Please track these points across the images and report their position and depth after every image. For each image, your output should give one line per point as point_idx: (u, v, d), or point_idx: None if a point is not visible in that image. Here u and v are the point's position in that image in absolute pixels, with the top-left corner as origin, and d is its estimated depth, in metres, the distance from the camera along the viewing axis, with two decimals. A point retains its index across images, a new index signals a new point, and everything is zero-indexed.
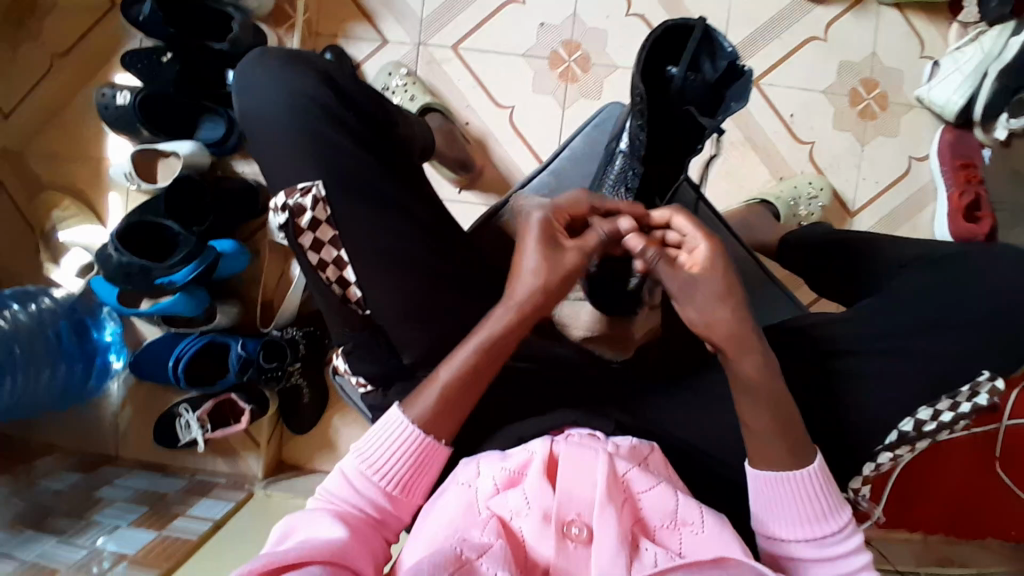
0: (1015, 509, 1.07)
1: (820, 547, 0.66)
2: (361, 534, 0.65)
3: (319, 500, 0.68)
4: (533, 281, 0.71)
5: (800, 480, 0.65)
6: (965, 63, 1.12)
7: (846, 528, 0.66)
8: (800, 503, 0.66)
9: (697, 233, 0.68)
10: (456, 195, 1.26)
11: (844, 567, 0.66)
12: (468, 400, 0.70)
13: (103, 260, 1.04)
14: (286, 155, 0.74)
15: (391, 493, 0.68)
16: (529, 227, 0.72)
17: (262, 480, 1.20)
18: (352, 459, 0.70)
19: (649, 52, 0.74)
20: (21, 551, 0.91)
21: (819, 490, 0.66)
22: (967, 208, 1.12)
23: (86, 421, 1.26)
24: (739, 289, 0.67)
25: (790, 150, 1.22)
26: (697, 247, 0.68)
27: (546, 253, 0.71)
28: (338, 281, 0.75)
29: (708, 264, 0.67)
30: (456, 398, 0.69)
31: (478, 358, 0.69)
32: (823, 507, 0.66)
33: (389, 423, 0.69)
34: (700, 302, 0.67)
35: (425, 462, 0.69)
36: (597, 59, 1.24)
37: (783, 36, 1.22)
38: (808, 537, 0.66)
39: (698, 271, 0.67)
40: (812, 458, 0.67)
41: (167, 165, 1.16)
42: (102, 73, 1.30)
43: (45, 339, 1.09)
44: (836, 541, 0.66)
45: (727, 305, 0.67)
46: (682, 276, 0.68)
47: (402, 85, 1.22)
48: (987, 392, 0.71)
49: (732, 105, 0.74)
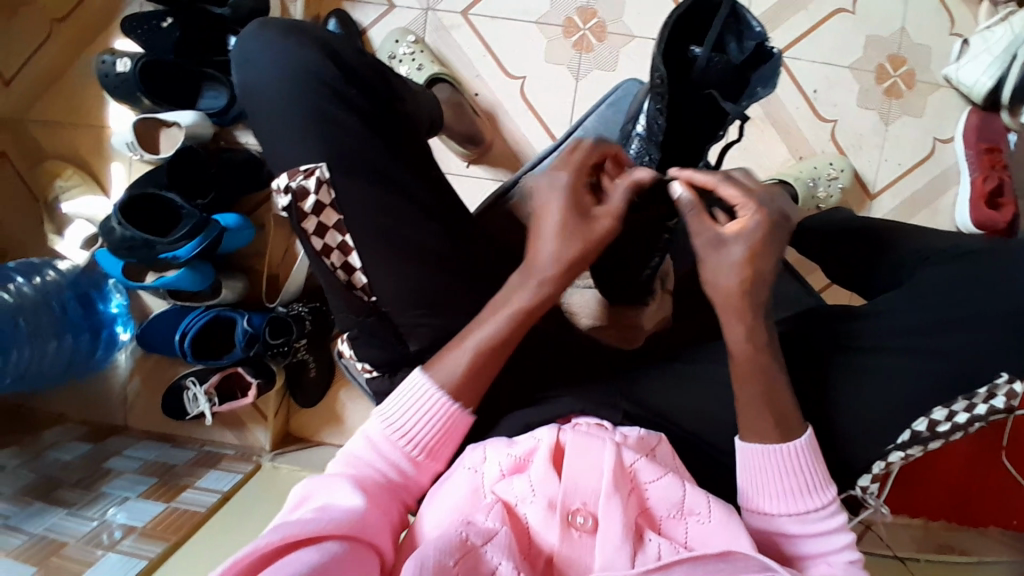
0: (1018, 498, 1.07)
1: (802, 523, 0.64)
2: (379, 501, 0.64)
3: (341, 462, 0.68)
4: (555, 250, 0.68)
5: (787, 454, 0.64)
6: (994, 44, 1.07)
7: (830, 505, 0.65)
8: (786, 478, 0.65)
9: (747, 198, 0.65)
10: (464, 169, 1.23)
11: (827, 545, 0.64)
12: (479, 385, 0.68)
13: (104, 233, 1.02)
14: (290, 135, 0.71)
15: (414, 458, 0.67)
16: (553, 190, 0.69)
17: (270, 452, 1.21)
18: (377, 421, 0.68)
19: (672, 28, 0.71)
20: (31, 525, 0.92)
21: (809, 465, 0.65)
22: (990, 195, 1.09)
23: (96, 391, 1.28)
24: (768, 256, 0.65)
25: (811, 128, 1.18)
26: (747, 213, 0.66)
27: (566, 218, 0.68)
28: (342, 267, 0.73)
29: (746, 228, 0.65)
30: (470, 381, 0.68)
31: (491, 345, 0.67)
32: (808, 482, 0.64)
33: (414, 388, 0.68)
34: (724, 265, 0.65)
35: (449, 429, 0.68)
36: (613, 27, 1.19)
37: (809, 7, 1.17)
38: (792, 512, 0.64)
39: (731, 232, 0.65)
40: (800, 433, 0.65)
41: (169, 136, 1.13)
42: (103, 39, 1.26)
43: (50, 311, 1.09)
44: (819, 518, 0.65)
45: (745, 271, 0.65)
46: (711, 230, 0.66)
47: (409, 53, 1.17)
48: (1004, 395, 0.69)
49: (757, 89, 0.72)
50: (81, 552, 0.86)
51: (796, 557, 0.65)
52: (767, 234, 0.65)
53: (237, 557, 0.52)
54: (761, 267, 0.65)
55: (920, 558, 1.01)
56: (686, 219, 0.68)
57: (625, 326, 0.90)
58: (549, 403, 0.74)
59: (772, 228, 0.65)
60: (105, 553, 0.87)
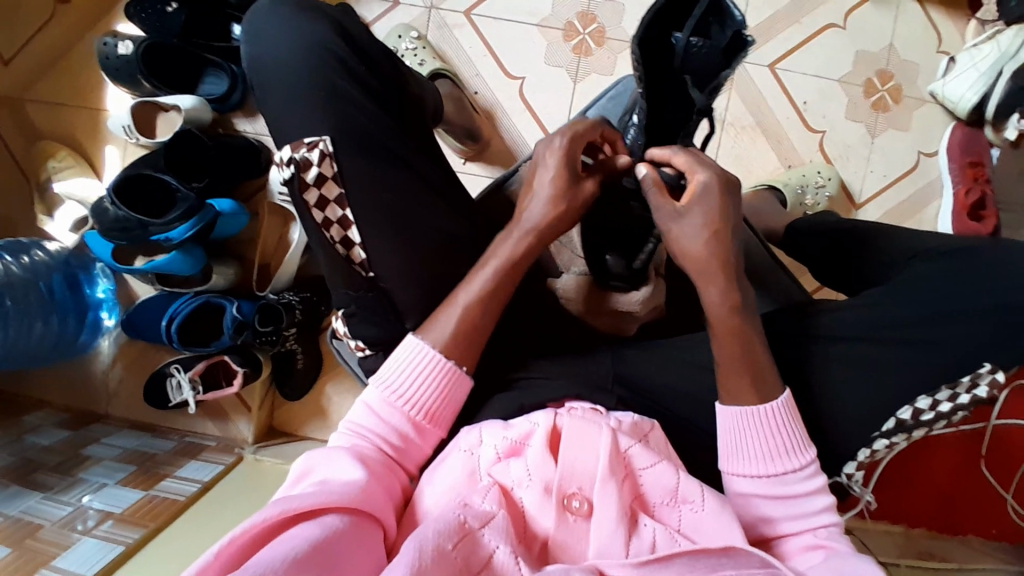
0: (992, 504, 1.07)
1: (779, 485, 0.65)
2: (381, 473, 0.63)
3: (343, 434, 0.66)
4: (543, 212, 0.70)
5: (766, 413, 0.65)
6: (981, 61, 1.11)
7: (808, 466, 0.65)
8: (760, 437, 0.65)
9: (694, 161, 0.68)
10: (461, 165, 1.24)
11: (805, 508, 0.64)
12: (477, 345, 0.69)
13: (98, 213, 1.04)
14: (293, 110, 0.71)
15: (418, 421, 0.67)
16: (551, 153, 0.71)
17: (252, 445, 1.19)
18: (377, 386, 0.68)
19: (651, 16, 0.70)
20: (6, 506, 0.91)
21: (785, 424, 0.65)
22: (973, 207, 1.12)
23: (78, 378, 1.25)
24: (727, 220, 0.67)
25: (801, 137, 1.21)
26: (697, 175, 0.68)
27: (560, 172, 0.70)
28: (341, 241, 0.71)
29: (697, 193, 0.67)
30: (465, 339, 0.68)
31: (482, 304, 0.68)
32: (784, 443, 0.65)
33: (410, 352, 0.68)
34: (688, 232, 0.67)
35: (451, 391, 0.68)
36: (612, 33, 1.22)
37: (802, 21, 1.20)
38: (767, 474, 0.65)
39: (685, 204, 0.67)
40: (777, 394, 0.66)
41: (167, 120, 1.14)
42: (104, 23, 1.27)
43: (37, 292, 1.08)
44: (796, 480, 0.65)
45: (708, 234, 0.67)
46: (667, 205, 0.67)
47: (412, 48, 1.19)
48: (987, 384, 0.70)
49: (725, 73, 0.71)
50: (56, 536, 0.85)
51: (762, 520, 0.65)
52: (722, 198, 0.67)
53: (234, 534, 0.51)
54: (722, 230, 0.67)
55: (900, 563, 0.96)
56: (649, 204, 0.69)
57: (617, 313, 0.81)
58: (542, 386, 0.73)
59: (723, 190, 0.67)
60: (80, 537, 0.85)
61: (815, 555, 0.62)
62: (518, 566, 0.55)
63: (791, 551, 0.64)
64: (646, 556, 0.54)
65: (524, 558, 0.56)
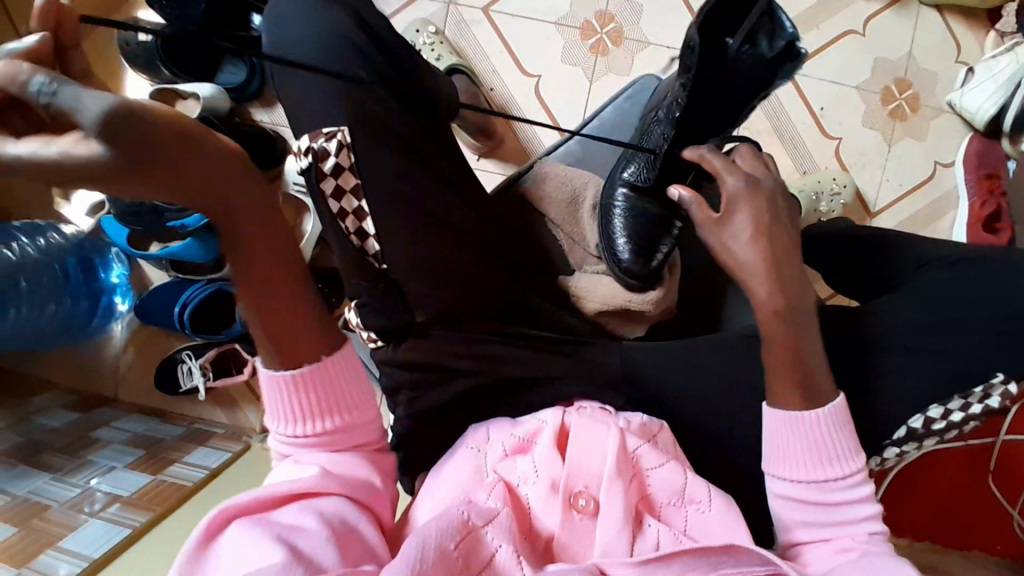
0: (1000, 521, 1.05)
1: (823, 492, 0.63)
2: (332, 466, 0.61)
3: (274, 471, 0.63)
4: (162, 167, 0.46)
5: (813, 421, 0.63)
6: (999, 72, 1.10)
7: (855, 475, 0.63)
8: (808, 444, 0.63)
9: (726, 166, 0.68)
10: (474, 162, 1.24)
11: (847, 516, 0.63)
12: (310, 332, 0.59)
13: (113, 198, 1.06)
14: (312, 100, 0.71)
15: (327, 425, 0.61)
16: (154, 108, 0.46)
17: (260, 433, 1.19)
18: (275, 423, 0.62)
19: (707, 18, 0.73)
20: (15, 486, 0.92)
21: (832, 431, 0.63)
22: (988, 219, 1.11)
23: (87, 361, 1.26)
24: (772, 223, 0.67)
25: (816, 143, 1.21)
26: (731, 177, 0.68)
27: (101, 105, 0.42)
28: (356, 232, 0.72)
29: (733, 197, 0.68)
30: (291, 329, 0.58)
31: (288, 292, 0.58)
32: (833, 451, 0.63)
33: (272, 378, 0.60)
34: (738, 238, 0.66)
35: (335, 376, 0.61)
36: (629, 33, 1.21)
37: (822, 26, 1.20)
38: (812, 480, 0.63)
39: (728, 212, 0.67)
40: (829, 399, 0.64)
41: (183, 107, 1.14)
42: (124, 10, 1.27)
43: (50, 274, 1.11)
44: (841, 487, 0.63)
45: (760, 245, 0.65)
46: (711, 219, 0.68)
47: (429, 43, 1.20)
48: (999, 395, 0.70)
49: (778, 82, 0.77)
50: (65, 517, 0.86)
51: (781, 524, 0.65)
52: (760, 201, 0.67)
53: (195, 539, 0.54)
54: (770, 235, 0.66)
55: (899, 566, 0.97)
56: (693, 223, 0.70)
57: (629, 313, 0.81)
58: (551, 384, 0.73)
59: (758, 192, 0.68)
60: (88, 519, 0.86)
61: (850, 555, 0.60)
62: (519, 565, 0.55)
63: (805, 559, 0.63)
64: (647, 556, 0.54)
65: (526, 558, 0.56)
